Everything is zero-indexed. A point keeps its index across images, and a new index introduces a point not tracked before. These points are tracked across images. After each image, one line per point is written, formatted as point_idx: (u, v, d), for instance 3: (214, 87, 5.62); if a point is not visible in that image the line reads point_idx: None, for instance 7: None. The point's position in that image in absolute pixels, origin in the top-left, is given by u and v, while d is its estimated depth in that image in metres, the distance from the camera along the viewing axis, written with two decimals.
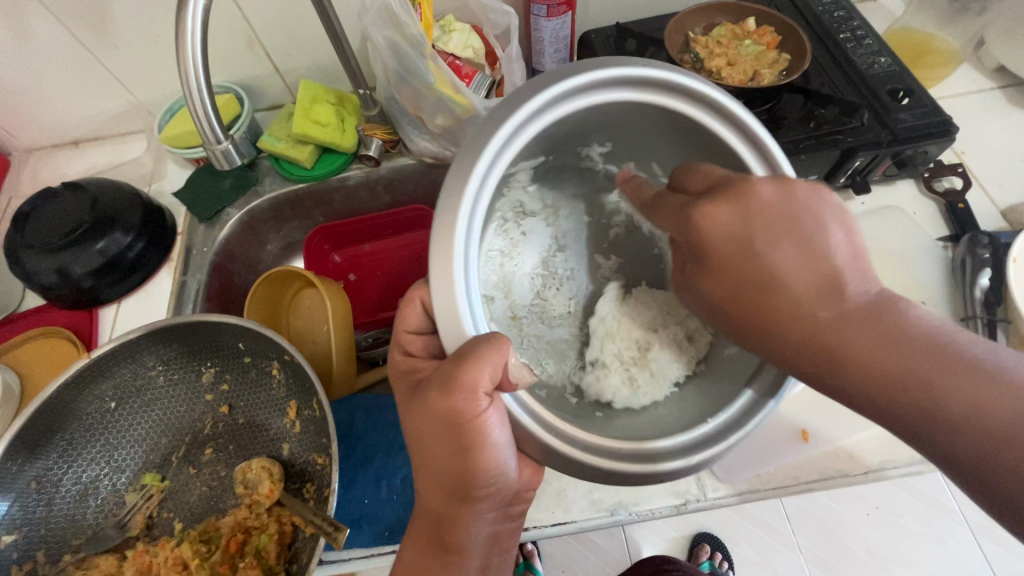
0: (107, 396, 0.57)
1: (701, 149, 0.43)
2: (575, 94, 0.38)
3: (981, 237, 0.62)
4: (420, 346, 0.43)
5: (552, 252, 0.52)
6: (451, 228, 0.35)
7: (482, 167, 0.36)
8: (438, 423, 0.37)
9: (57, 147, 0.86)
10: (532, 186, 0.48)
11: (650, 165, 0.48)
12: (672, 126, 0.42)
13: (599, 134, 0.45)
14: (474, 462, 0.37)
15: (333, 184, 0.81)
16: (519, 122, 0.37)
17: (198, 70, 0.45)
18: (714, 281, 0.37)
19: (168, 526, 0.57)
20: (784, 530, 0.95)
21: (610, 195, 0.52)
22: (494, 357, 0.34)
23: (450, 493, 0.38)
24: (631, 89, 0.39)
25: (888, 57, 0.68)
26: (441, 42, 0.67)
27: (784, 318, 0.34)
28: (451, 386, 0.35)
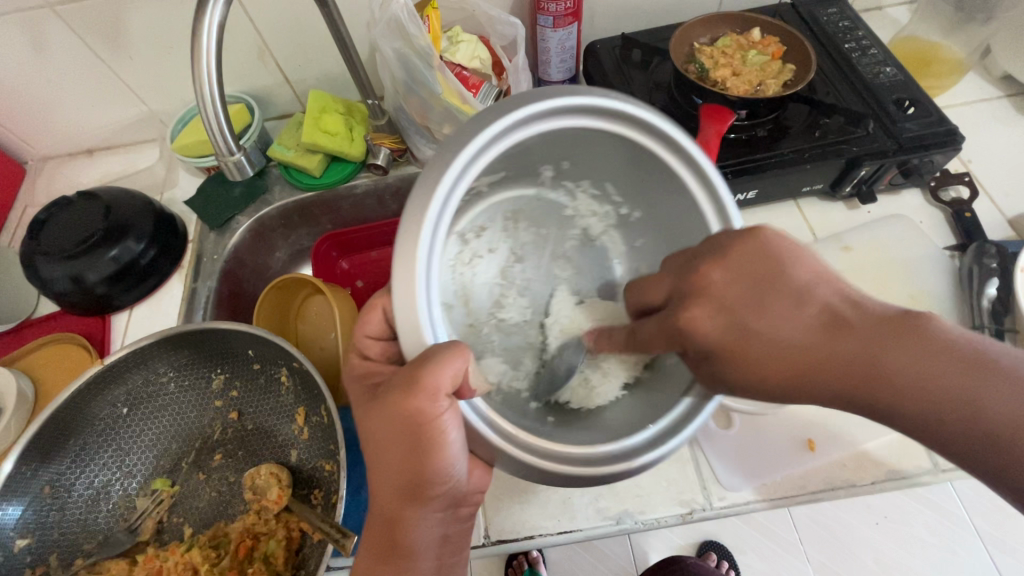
0: (119, 401, 0.58)
1: (650, 173, 0.44)
2: (540, 117, 0.38)
3: (988, 246, 0.62)
4: (379, 352, 0.42)
5: (511, 262, 0.50)
6: (415, 243, 0.34)
7: (445, 187, 0.35)
8: (397, 425, 0.35)
9: (72, 156, 0.87)
10: (484, 203, 0.45)
11: (603, 184, 0.48)
12: (623, 150, 0.43)
13: (554, 154, 0.43)
14: (433, 467, 0.36)
15: (342, 193, 0.82)
16: (479, 146, 0.37)
17: (213, 82, 0.46)
18: (725, 361, 0.37)
19: (178, 531, 0.58)
20: (791, 539, 0.94)
21: (564, 207, 0.50)
22: (454, 358, 0.33)
23: (400, 492, 0.37)
24: (591, 115, 0.39)
25: (894, 67, 0.68)
26: (448, 53, 0.68)
27: (789, 357, 0.35)
28: (413, 390, 0.34)
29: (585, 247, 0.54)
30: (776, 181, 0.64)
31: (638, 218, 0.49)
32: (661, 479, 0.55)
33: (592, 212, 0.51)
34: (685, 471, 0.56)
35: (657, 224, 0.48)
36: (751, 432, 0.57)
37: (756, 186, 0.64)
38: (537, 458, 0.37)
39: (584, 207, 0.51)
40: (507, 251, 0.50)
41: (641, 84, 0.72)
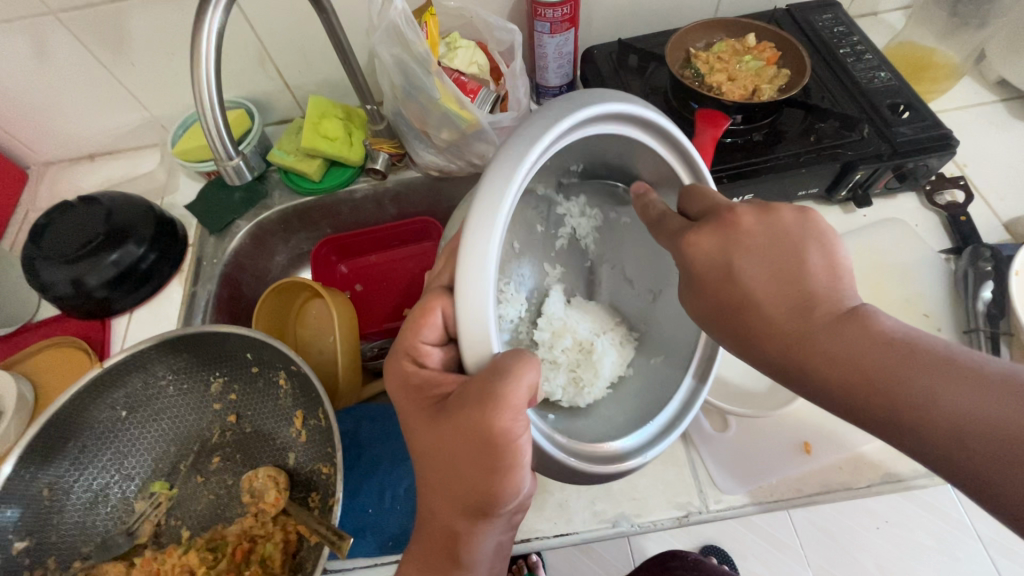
0: (118, 405, 0.58)
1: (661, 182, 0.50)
2: (595, 118, 0.40)
3: (984, 249, 0.62)
4: (436, 359, 0.39)
5: (510, 257, 0.48)
6: (478, 257, 0.33)
7: (511, 198, 0.34)
8: (467, 442, 0.33)
9: (73, 161, 0.88)
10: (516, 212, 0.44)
11: (603, 190, 0.53)
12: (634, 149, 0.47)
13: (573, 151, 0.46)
14: (505, 486, 0.34)
15: (341, 197, 0.83)
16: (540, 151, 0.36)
17: (212, 89, 0.47)
18: (704, 293, 0.41)
19: (176, 534, 0.58)
20: (791, 543, 0.93)
21: (557, 206, 0.52)
22: (529, 367, 0.33)
23: (466, 508, 0.35)
24: (622, 118, 0.42)
25: (888, 72, 0.68)
26: (446, 59, 0.68)
27: (765, 316, 0.38)
28: (490, 407, 0.32)
29: (570, 245, 0.55)
30: (771, 185, 0.64)
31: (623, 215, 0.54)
32: (658, 482, 0.56)
33: (579, 211, 0.54)
34: (681, 473, 0.56)
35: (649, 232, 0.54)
36: (745, 434, 0.58)
37: (751, 190, 0.64)
38: (567, 459, 0.39)
39: (573, 206, 0.53)
40: (508, 244, 0.47)
41: (637, 88, 0.72)
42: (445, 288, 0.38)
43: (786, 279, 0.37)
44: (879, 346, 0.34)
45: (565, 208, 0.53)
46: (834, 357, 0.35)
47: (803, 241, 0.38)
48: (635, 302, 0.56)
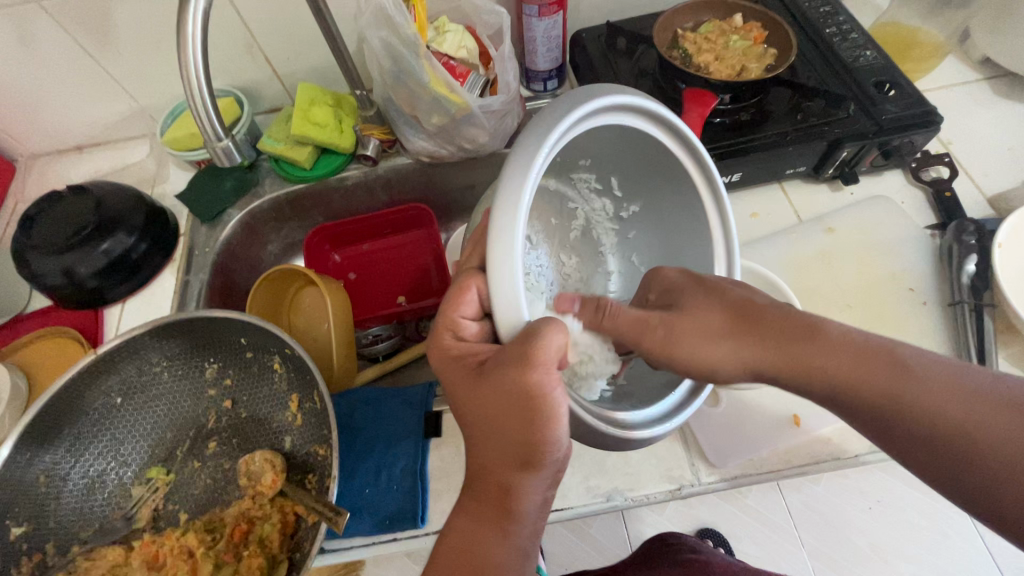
0: (113, 391, 0.58)
1: (665, 169, 0.52)
2: (598, 111, 0.42)
3: (967, 224, 0.63)
4: (474, 332, 0.39)
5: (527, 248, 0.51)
6: (511, 213, 0.35)
7: (536, 165, 0.36)
8: (511, 398, 0.35)
9: (61, 152, 0.87)
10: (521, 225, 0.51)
11: (609, 176, 0.54)
12: (649, 148, 0.50)
13: (586, 149, 0.50)
14: (550, 441, 0.35)
15: (332, 184, 0.83)
16: (568, 124, 0.39)
17: (199, 67, 0.46)
18: (683, 299, 0.46)
19: (174, 518, 0.58)
20: (786, 525, 0.90)
21: (575, 209, 0.56)
22: (560, 325, 0.35)
23: (513, 462, 0.36)
24: (639, 115, 0.45)
25: (874, 50, 0.69)
26: (435, 43, 0.69)
27: (741, 321, 0.43)
28: (530, 363, 0.34)
29: (583, 238, 0.58)
30: (759, 164, 0.65)
31: (635, 211, 0.56)
32: (650, 457, 0.56)
33: (598, 210, 0.57)
34: (673, 448, 0.57)
35: (657, 215, 0.55)
36: (735, 409, 0.58)
37: (740, 169, 0.65)
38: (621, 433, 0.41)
39: (590, 206, 0.57)
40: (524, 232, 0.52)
41: (625, 70, 0.73)
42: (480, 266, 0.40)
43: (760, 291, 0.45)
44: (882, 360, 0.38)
45: (577, 204, 0.56)
46: (833, 364, 0.39)
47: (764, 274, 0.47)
48: None
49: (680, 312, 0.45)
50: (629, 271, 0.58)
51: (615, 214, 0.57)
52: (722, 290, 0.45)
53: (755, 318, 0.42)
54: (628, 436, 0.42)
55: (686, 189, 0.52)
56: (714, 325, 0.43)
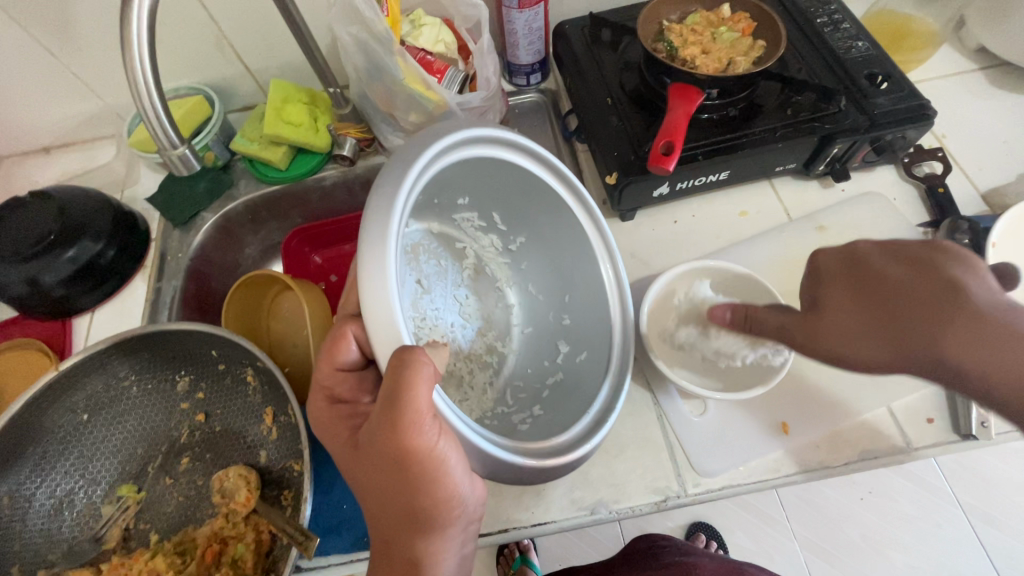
0: (79, 408, 0.56)
1: (540, 200, 0.55)
2: (455, 147, 0.46)
3: (961, 222, 0.61)
4: (351, 388, 0.41)
5: (421, 294, 0.57)
6: (382, 246, 0.37)
7: (401, 200, 0.39)
8: (386, 460, 0.35)
9: (28, 155, 0.84)
10: (420, 267, 0.59)
11: (490, 214, 0.59)
12: (521, 179, 0.53)
13: (458, 186, 0.53)
14: (438, 495, 0.35)
15: (309, 185, 0.80)
16: (427, 160, 0.43)
17: (147, 69, 0.43)
18: (828, 293, 0.48)
19: (145, 537, 0.57)
20: (780, 518, 1.03)
21: (459, 242, 0.62)
22: (431, 376, 0.35)
23: (407, 525, 0.36)
24: (505, 148, 0.50)
25: (866, 41, 0.66)
26: (410, 38, 0.66)
27: (886, 312, 0.44)
28: (399, 419, 0.34)
29: (478, 275, 0.64)
30: (749, 161, 0.62)
31: (522, 241, 0.61)
32: (636, 467, 0.55)
33: (489, 243, 0.62)
34: (659, 458, 0.55)
35: (540, 242, 0.60)
36: (722, 416, 0.57)
37: (729, 167, 0.63)
38: (525, 462, 0.42)
39: (478, 239, 0.62)
40: (416, 283, 0.57)
41: (610, 64, 0.70)
42: (354, 313, 0.41)
43: (925, 271, 0.44)
44: (1010, 334, 0.40)
45: (465, 242, 0.62)
46: (965, 348, 0.41)
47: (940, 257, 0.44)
48: (550, 329, 0.60)
49: (815, 311, 0.48)
50: (529, 299, 0.63)
51: (505, 246, 0.62)
52: (874, 279, 0.46)
53: (904, 316, 0.43)
54: (521, 463, 0.41)
55: (568, 219, 0.56)
56: (860, 319, 0.46)
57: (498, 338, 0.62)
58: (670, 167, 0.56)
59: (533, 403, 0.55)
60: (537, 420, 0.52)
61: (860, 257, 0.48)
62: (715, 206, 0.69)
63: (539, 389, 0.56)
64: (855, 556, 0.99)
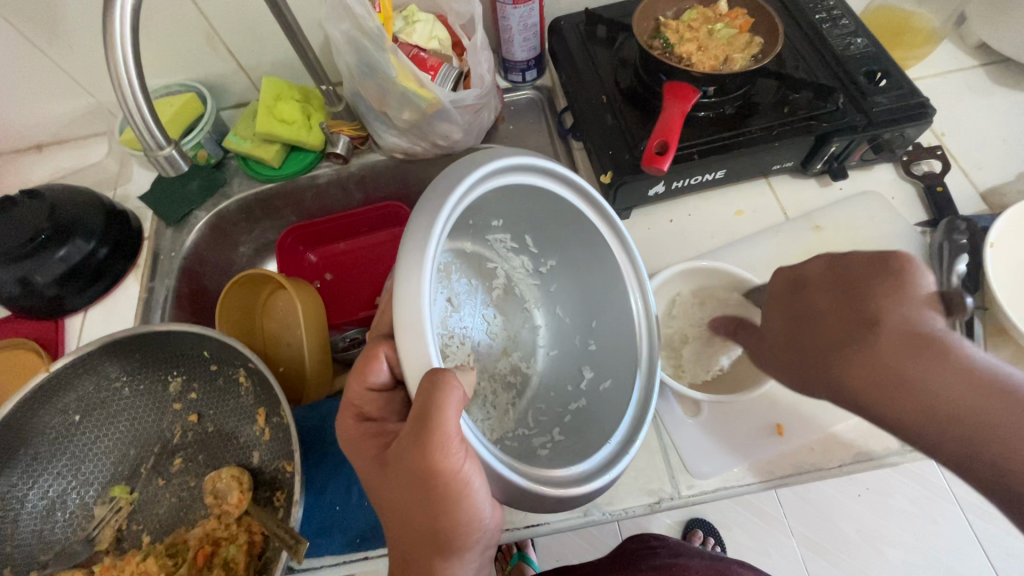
0: (70, 409, 0.56)
1: (571, 227, 0.53)
2: (494, 174, 0.44)
3: (959, 222, 0.61)
4: (379, 406, 0.41)
5: (450, 312, 0.56)
6: (418, 274, 0.36)
7: (440, 225, 0.38)
8: (411, 480, 0.35)
9: (20, 152, 0.83)
10: (450, 285, 0.57)
11: (523, 236, 0.57)
12: (555, 206, 0.51)
13: (492, 210, 0.52)
14: (459, 517, 0.35)
15: (303, 183, 0.79)
16: (469, 185, 0.42)
17: (131, 68, 0.42)
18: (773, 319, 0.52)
19: (138, 539, 0.57)
20: (776, 514, 1.02)
21: (489, 262, 0.60)
22: (461, 398, 0.34)
23: (427, 545, 0.35)
24: (542, 175, 0.48)
25: (865, 38, 0.65)
26: (403, 34, 0.65)
27: (810, 341, 0.47)
28: (428, 439, 0.33)
29: (506, 295, 0.62)
30: (745, 160, 0.62)
31: (551, 266, 0.59)
32: (629, 469, 0.55)
33: (520, 264, 0.60)
34: (653, 460, 0.55)
35: (571, 269, 0.57)
36: (716, 417, 0.57)
37: (725, 167, 0.62)
38: (553, 491, 0.41)
39: (510, 260, 0.60)
40: (445, 301, 0.56)
41: (606, 61, 0.69)
42: (388, 334, 0.41)
43: (851, 299, 0.45)
44: (899, 374, 0.40)
45: (497, 263, 0.60)
46: (857, 378, 0.42)
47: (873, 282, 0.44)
48: (574, 356, 0.58)
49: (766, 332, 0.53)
50: (555, 322, 0.61)
51: (535, 269, 0.60)
52: (813, 309, 0.48)
53: (823, 345, 0.45)
54: (545, 492, 0.40)
55: (598, 247, 0.53)
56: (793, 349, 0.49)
57: (523, 360, 0.60)
58: (664, 167, 0.55)
59: (555, 426, 0.54)
60: (557, 446, 0.50)
61: (805, 284, 0.50)
62: (712, 205, 0.69)
63: (561, 411, 0.55)
64: (852, 552, 0.98)
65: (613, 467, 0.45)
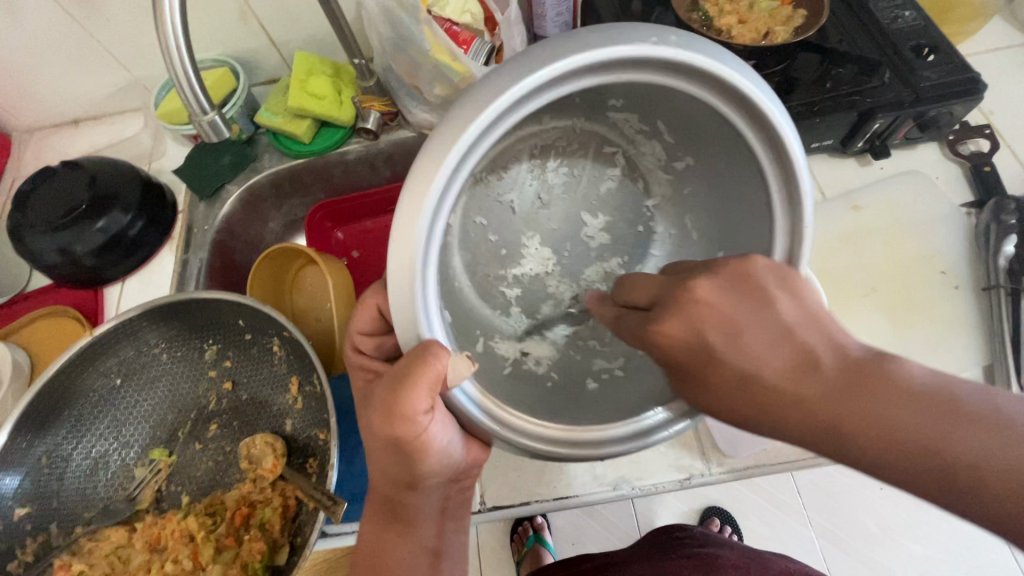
0: (112, 372, 0.58)
1: (712, 131, 0.38)
2: (556, 81, 0.31)
3: (1008, 201, 0.60)
4: (372, 346, 0.44)
5: (537, 207, 0.44)
6: (417, 211, 0.31)
7: (457, 156, 0.30)
8: (378, 438, 0.36)
9: (58, 127, 0.85)
10: (533, 175, 0.43)
11: (655, 120, 0.40)
12: (686, 102, 0.36)
13: (603, 93, 0.36)
14: (426, 466, 0.37)
15: (332, 159, 0.80)
16: (509, 104, 0.31)
17: (178, 33, 0.43)
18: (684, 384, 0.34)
19: (177, 498, 0.58)
20: (796, 505, 1.00)
21: (606, 142, 0.43)
22: (425, 380, 0.32)
23: (397, 483, 0.39)
24: (644, 68, 0.33)
25: (913, 11, 0.63)
26: (437, 7, 0.62)
27: (811, 422, 0.29)
28: (393, 407, 0.34)
29: (622, 186, 0.44)
30: None
31: (690, 163, 0.42)
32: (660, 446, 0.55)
33: (658, 158, 0.43)
34: (683, 438, 0.55)
35: (713, 174, 0.41)
36: None
37: None
38: (573, 445, 0.38)
39: (632, 134, 0.42)
40: (533, 196, 0.43)
41: None
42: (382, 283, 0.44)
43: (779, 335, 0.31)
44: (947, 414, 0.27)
45: (618, 147, 0.43)
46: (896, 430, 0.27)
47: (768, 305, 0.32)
48: None
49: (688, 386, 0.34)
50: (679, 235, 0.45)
51: (666, 163, 0.43)
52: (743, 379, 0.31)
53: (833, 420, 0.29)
54: (554, 441, 0.37)
55: (747, 155, 0.37)
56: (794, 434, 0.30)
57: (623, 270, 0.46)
58: None
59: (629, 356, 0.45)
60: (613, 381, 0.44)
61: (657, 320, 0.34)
62: None
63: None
64: (872, 544, 0.97)
65: (644, 441, 0.40)
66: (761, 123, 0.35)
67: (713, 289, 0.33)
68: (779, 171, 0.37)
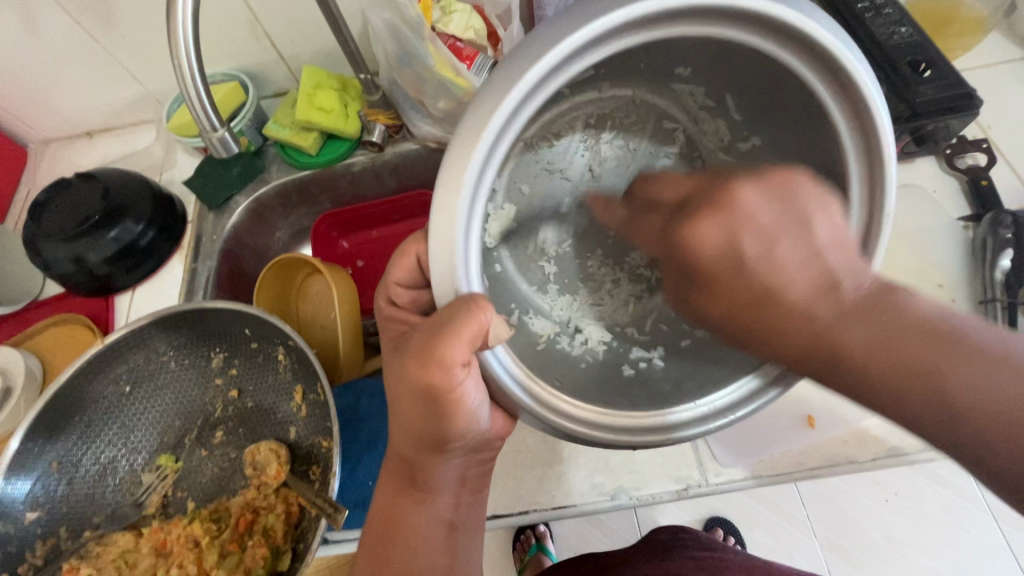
0: (121, 380, 0.59)
1: (786, 96, 0.37)
2: (605, 37, 0.31)
3: (1004, 215, 0.60)
4: (408, 300, 0.44)
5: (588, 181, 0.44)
6: (457, 193, 0.31)
7: (501, 120, 0.31)
8: (413, 389, 0.37)
9: (72, 138, 0.87)
10: (584, 147, 0.44)
11: (722, 92, 0.40)
12: (749, 64, 0.36)
13: (664, 56, 0.36)
14: (455, 424, 0.38)
15: (339, 170, 0.82)
16: (554, 64, 0.30)
17: (189, 53, 0.45)
18: (705, 284, 0.39)
19: (183, 504, 0.60)
20: (799, 515, 1.00)
21: (667, 118, 0.43)
22: (469, 327, 0.32)
23: (419, 442, 0.40)
24: (695, 20, 0.32)
25: (909, 27, 0.64)
26: (440, 24, 0.65)
27: (802, 333, 0.35)
28: (430, 357, 0.35)
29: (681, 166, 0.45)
30: None
31: (755, 143, 0.42)
32: (658, 455, 0.56)
33: (720, 138, 0.43)
34: (681, 448, 0.56)
35: (785, 153, 0.41)
36: None
37: None
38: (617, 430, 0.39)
39: (693, 107, 0.42)
40: (584, 167, 0.44)
41: None
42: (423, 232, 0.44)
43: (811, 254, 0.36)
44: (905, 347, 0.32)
45: (679, 122, 0.44)
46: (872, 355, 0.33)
47: (807, 227, 0.36)
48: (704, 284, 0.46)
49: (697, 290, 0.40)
50: None
51: (730, 143, 0.43)
52: (761, 291, 0.37)
53: (821, 338, 0.34)
54: (600, 430, 0.39)
55: (823, 123, 0.37)
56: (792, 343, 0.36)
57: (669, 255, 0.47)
58: None
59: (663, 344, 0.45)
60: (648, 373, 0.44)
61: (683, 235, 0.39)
62: None
63: (679, 331, 0.45)
64: (877, 556, 0.97)
65: (671, 435, 0.41)
66: (835, 77, 0.34)
67: (757, 203, 0.36)
68: (857, 126, 0.36)
